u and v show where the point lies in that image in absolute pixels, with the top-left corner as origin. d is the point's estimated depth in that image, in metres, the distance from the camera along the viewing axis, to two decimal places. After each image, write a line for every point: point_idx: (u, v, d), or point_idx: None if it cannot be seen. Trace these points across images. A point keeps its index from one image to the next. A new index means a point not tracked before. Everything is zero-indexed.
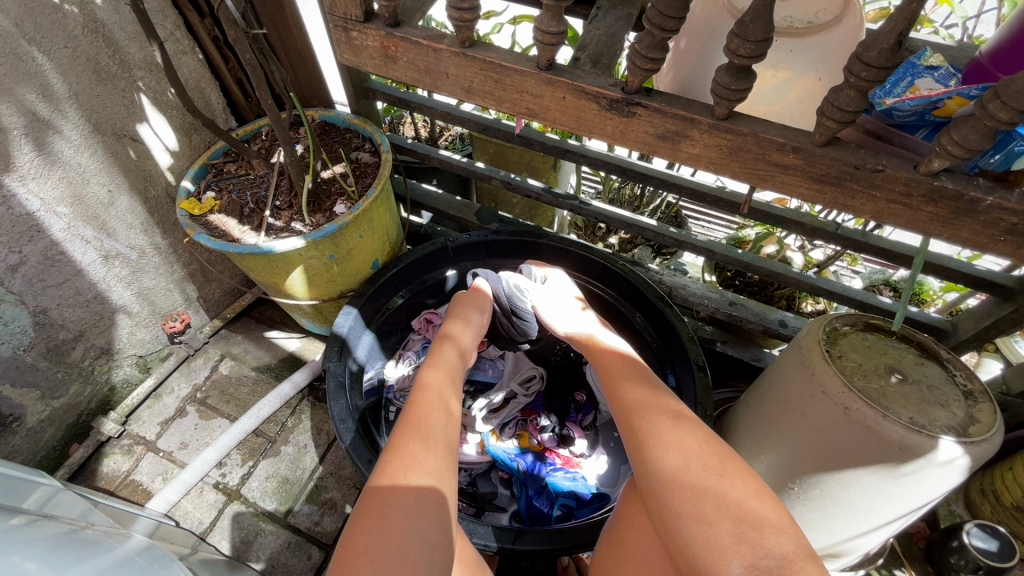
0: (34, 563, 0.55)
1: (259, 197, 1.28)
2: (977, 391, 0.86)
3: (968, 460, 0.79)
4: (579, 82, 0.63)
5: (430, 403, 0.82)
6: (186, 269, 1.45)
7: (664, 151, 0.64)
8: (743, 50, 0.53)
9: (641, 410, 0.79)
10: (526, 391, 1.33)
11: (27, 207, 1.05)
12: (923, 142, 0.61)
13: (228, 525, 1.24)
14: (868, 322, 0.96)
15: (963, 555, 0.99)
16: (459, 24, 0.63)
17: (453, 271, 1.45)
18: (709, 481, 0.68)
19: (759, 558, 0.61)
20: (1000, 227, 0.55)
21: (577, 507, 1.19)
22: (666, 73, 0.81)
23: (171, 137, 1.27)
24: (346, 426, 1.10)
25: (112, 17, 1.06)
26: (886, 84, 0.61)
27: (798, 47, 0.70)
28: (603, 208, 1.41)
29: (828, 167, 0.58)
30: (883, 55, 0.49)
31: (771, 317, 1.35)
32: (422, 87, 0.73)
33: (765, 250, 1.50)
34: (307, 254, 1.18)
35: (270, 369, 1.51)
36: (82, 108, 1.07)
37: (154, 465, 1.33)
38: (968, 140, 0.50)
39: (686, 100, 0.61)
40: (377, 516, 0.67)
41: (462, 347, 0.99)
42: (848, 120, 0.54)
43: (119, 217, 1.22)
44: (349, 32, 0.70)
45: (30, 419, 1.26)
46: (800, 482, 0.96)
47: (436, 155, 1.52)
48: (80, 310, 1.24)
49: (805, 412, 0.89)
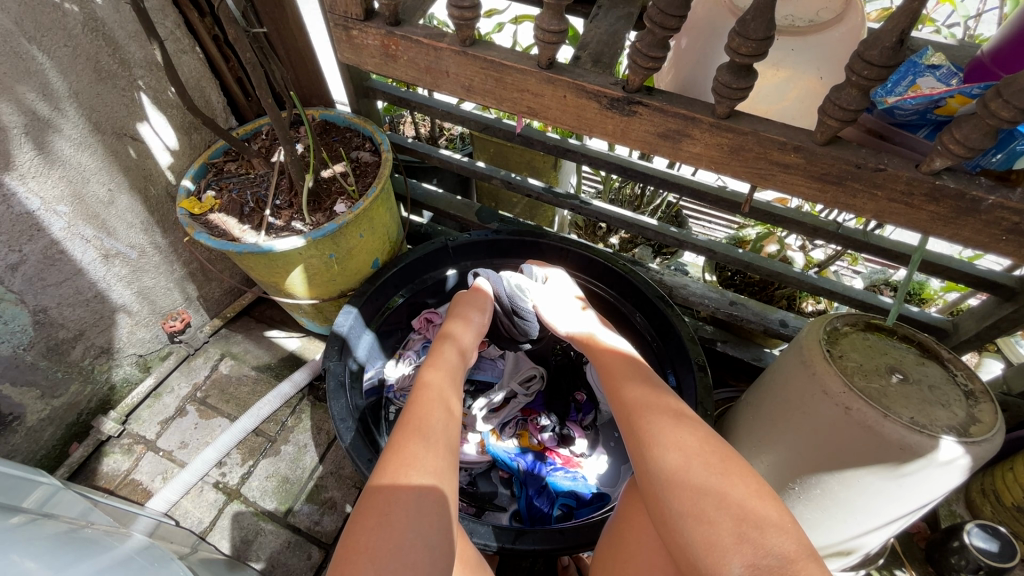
0: (34, 562, 0.55)
1: (259, 196, 1.28)
2: (978, 391, 0.86)
3: (968, 460, 0.79)
4: (580, 81, 0.63)
5: (430, 403, 0.82)
6: (186, 268, 1.44)
7: (664, 150, 0.64)
8: (743, 48, 0.53)
9: (641, 410, 0.79)
10: (526, 391, 1.33)
11: (27, 206, 1.05)
12: (924, 142, 0.60)
13: (228, 525, 1.24)
14: (869, 322, 0.95)
15: (964, 555, 0.99)
16: (459, 23, 0.63)
17: (453, 270, 1.44)
18: (710, 481, 0.68)
19: (760, 557, 0.61)
20: (1002, 226, 0.55)
21: (578, 507, 1.19)
22: (667, 73, 0.81)
23: (171, 136, 1.27)
24: (346, 425, 1.10)
25: (112, 16, 1.06)
26: (887, 83, 0.62)
27: (799, 46, 0.70)
28: (603, 207, 1.41)
29: (829, 166, 0.58)
30: (885, 54, 0.49)
31: (772, 317, 1.35)
32: (422, 86, 0.73)
33: (765, 250, 1.50)
34: (307, 253, 1.17)
35: (270, 368, 1.51)
36: (82, 107, 1.07)
37: (153, 465, 1.33)
38: (969, 139, 0.49)
39: (687, 100, 0.61)
40: (377, 516, 0.67)
41: (462, 346, 0.98)
42: (849, 120, 0.54)
43: (119, 216, 1.22)
44: (349, 31, 0.70)
45: (30, 418, 1.26)
46: (801, 482, 0.96)
47: (436, 155, 1.52)
48: (80, 309, 1.24)
49: (805, 412, 0.89)
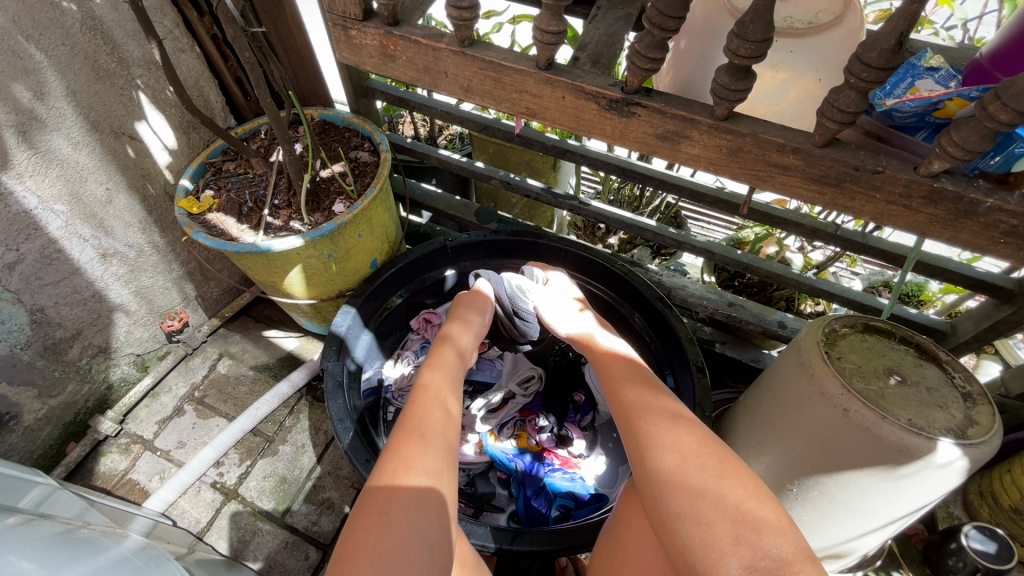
0: (29, 562, 0.55)
1: (258, 196, 1.27)
2: (976, 394, 0.86)
3: (967, 462, 0.79)
4: (579, 82, 0.62)
5: (429, 403, 0.82)
6: (185, 267, 1.44)
7: (664, 151, 0.64)
8: (743, 50, 0.53)
9: (640, 411, 0.79)
10: (525, 391, 1.34)
11: (26, 205, 1.04)
12: (923, 144, 0.61)
13: (226, 524, 1.24)
14: (868, 323, 0.96)
15: (961, 557, 0.98)
16: (458, 23, 0.63)
17: (452, 270, 1.44)
18: (708, 481, 0.68)
19: (758, 559, 0.61)
20: (1000, 228, 0.55)
21: (576, 508, 1.19)
22: (666, 73, 0.81)
23: (170, 135, 1.27)
24: (345, 426, 1.09)
25: (111, 15, 1.05)
26: (886, 85, 0.61)
27: (798, 48, 0.70)
28: (603, 208, 1.40)
29: (828, 168, 0.58)
30: (883, 56, 0.49)
31: (771, 318, 1.35)
32: (421, 86, 0.72)
33: (764, 251, 1.50)
34: (306, 253, 1.17)
35: (269, 368, 1.51)
36: (80, 105, 1.07)
37: (151, 465, 1.33)
38: (968, 141, 0.49)
39: (686, 101, 0.61)
40: (376, 515, 0.67)
41: (461, 347, 0.98)
42: (848, 121, 0.53)
43: (117, 216, 1.22)
44: (348, 31, 0.70)
45: (28, 418, 1.25)
46: (799, 484, 0.96)
47: (436, 155, 1.52)
48: (78, 308, 1.24)
49: (804, 413, 0.89)
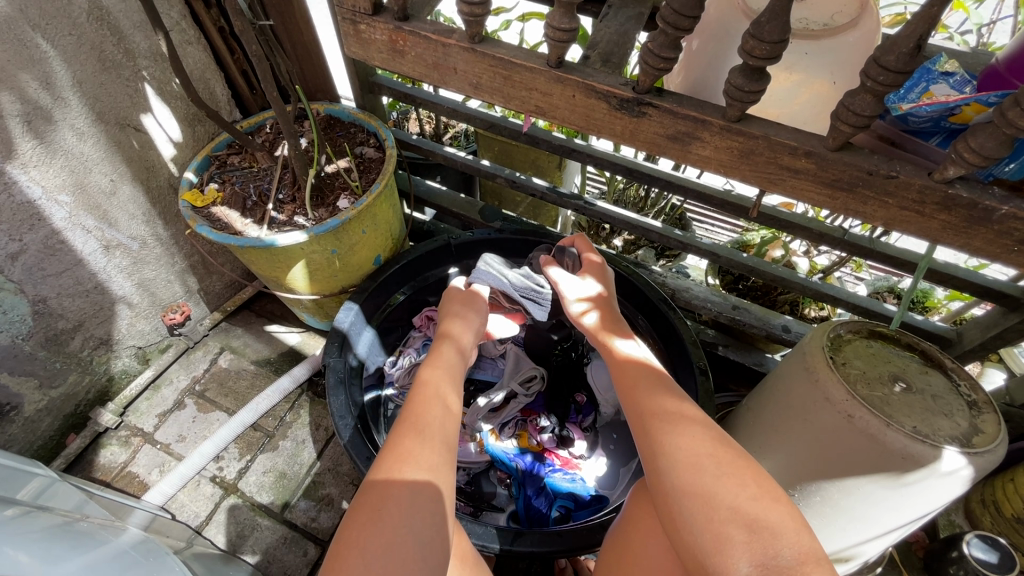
0: (27, 554, 0.54)
1: (262, 189, 1.28)
2: (981, 402, 0.85)
3: (971, 471, 0.78)
4: (590, 80, 0.62)
5: (428, 400, 0.81)
6: (187, 260, 1.43)
7: (674, 151, 0.63)
8: (758, 51, 0.52)
9: (654, 412, 0.79)
10: (526, 391, 1.32)
11: (29, 195, 1.04)
12: (937, 149, 0.61)
13: (224, 519, 1.23)
14: (873, 330, 0.95)
15: (962, 565, 0.98)
16: (469, 19, 0.62)
17: (455, 268, 1.43)
18: (718, 481, 0.67)
19: (769, 557, 0.60)
20: (1014, 236, 0.55)
21: (576, 509, 1.20)
22: (678, 74, 0.81)
23: (175, 128, 1.26)
24: (345, 422, 1.09)
25: (118, 5, 1.04)
26: (900, 89, 0.61)
27: (813, 50, 0.69)
28: (608, 208, 1.39)
29: (840, 172, 0.57)
30: (902, 59, 0.48)
31: (775, 322, 1.34)
32: (429, 82, 0.72)
33: (770, 254, 1.49)
34: (309, 248, 1.17)
35: (270, 362, 1.51)
36: (85, 96, 1.06)
37: (151, 457, 1.33)
38: (984, 148, 0.48)
39: (699, 101, 0.60)
40: (368, 512, 0.66)
41: (462, 346, 0.97)
42: (863, 125, 0.53)
43: (120, 207, 1.22)
44: (358, 25, 0.70)
45: (28, 408, 1.25)
46: (801, 489, 0.96)
47: (441, 151, 1.51)
48: (80, 300, 1.23)
49: (807, 419, 0.89)
